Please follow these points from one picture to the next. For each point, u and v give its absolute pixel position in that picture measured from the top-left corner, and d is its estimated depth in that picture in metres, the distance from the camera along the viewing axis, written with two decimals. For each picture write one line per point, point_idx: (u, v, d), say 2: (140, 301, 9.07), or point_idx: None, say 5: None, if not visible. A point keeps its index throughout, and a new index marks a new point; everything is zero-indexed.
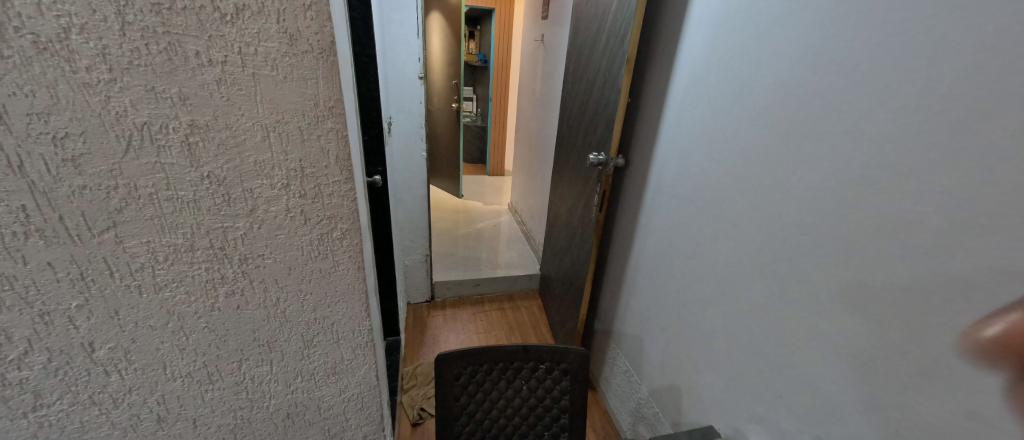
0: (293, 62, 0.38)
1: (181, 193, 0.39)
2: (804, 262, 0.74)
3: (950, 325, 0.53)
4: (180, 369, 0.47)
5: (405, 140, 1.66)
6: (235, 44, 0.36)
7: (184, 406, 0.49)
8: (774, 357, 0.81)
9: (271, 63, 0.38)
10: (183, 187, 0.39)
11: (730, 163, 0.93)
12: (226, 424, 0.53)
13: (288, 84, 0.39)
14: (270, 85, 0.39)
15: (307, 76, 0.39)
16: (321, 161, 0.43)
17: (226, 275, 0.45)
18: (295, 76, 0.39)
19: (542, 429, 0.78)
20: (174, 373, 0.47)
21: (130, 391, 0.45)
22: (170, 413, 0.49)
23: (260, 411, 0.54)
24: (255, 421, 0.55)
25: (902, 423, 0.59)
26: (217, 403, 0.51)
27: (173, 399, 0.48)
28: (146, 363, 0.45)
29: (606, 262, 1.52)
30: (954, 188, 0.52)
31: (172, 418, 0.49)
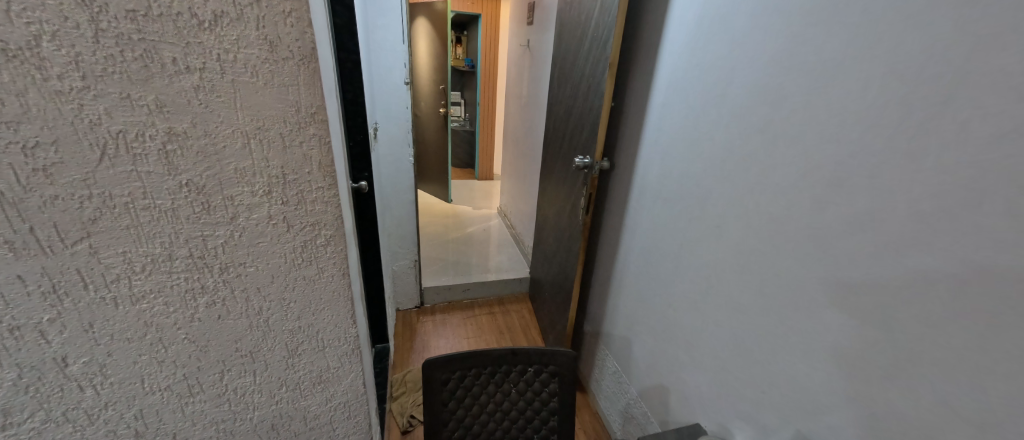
0: (273, 68, 0.39)
1: (159, 202, 0.39)
2: (783, 260, 0.76)
3: (921, 316, 0.55)
4: (159, 382, 0.46)
5: (392, 146, 1.65)
6: (214, 50, 0.36)
7: (164, 420, 0.48)
8: (757, 353, 0.82)
9: (251, 69, 0.38)
10: (162, 195, 0.38)
11: (710, 164, 0.95)
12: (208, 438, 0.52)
13: (268, 91, 0.39)
14: (251, 92, 0.39)
15: (288, 82, 0.40)
16: (304, 168, 0.43)
17: (207, 285, 0.44)
18: (275, 83, 0.39)
19: (532, 432, 0.78)
20: (153, 387, 0.46)
21: (106, 406, 0.44)
22: (149, 428, 0.47)
23: (241, 426, 0.54)
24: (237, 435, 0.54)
25: (879, 413, 0.60)
26: (198, 416, 0.50)
27: (152, 414, 0.47)
28: (123, 377, 0.44)
29: (594, 264, 1.53)
30: (920, 186, 0.55)
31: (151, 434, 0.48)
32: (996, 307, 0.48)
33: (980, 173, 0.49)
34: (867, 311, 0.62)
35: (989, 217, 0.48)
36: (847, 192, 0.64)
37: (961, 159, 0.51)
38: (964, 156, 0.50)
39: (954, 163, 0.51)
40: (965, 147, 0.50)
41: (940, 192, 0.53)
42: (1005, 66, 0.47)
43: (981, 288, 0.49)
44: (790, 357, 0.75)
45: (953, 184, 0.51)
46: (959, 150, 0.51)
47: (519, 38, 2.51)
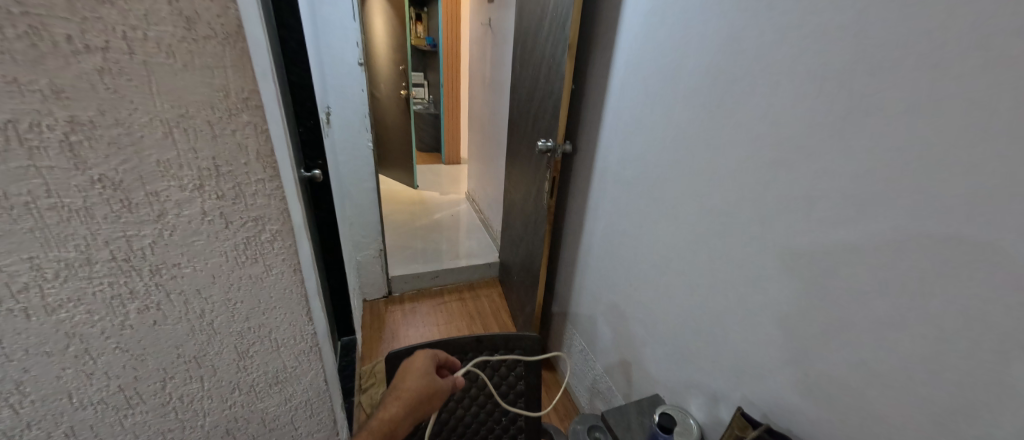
0: (192, 49, 0.35)
1: (68, 200, 0.35)
2: (734, 237, 0.80)
3: (856, 287, 0.60)
4: (91, 395, 0.43)
5: (348, 132, 1.57)
6: (119, 27, 0.33)
7: (101, 432, 0.46)
8: (709, 326, 0.87)
9: (166, 48, 0.34)
10: (70, 193, 0.35)
11: (667, 146, 0.97)
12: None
13: (188, 74, 0.35)
14: (168, 73, 0.35)
15: (212, 64, 0.36)
16: (239, 158, 0.40)
17: (137, 288, 0.41)
18: (196, 65, 0.35)
19: (500, 413, 0.80)
20: (84, 401, 0.43)
21: (28, 424, 0.42)
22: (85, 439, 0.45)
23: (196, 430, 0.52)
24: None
25: (817, 376, 0.66)
26: (143, 426, 0.48)
27: (87, 428, 0.45)
28: (49, 393, 0.41)
29: (559, 246, 1.55)
30: (858, 167, 0.58)
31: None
32: (922, 274, 0.53)
33: (908, 151, 0.53)
34: (810, 284, 0.67)
35: (919, 195, 0.52)
36: (791, 172, 0.68)
37: (892, 137, 0.54)
38: (894, 135, 0.54)
39: (886, 142, 0.55)
40: (895, 126, 0.54)
41: (872, 169, 0.57)
42: (936, 50, 0.49)
43: (909, 257, 0.54)
44: (740, 329, 0.80)
45: (884, 162, 0.55)
46: (889, 129, 0.54)
47: (481, 16, 2.42)
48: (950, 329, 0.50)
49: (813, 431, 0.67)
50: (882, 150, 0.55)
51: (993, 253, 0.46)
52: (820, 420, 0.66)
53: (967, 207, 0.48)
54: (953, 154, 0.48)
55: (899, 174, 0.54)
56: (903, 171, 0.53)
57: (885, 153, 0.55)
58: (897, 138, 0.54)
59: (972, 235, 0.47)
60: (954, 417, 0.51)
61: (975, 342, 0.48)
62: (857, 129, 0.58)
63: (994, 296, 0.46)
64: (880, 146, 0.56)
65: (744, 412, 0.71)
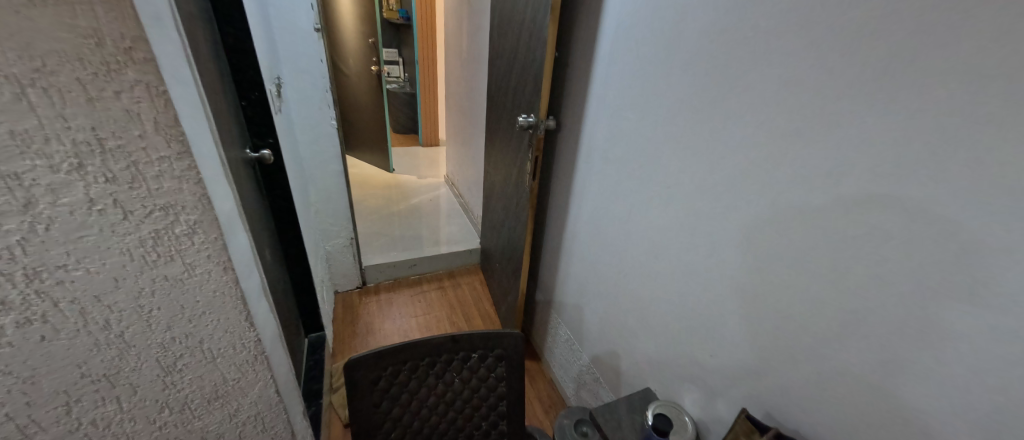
0: None
1: None
2: (733, 220, 0.73)
3: (867, 273, 0.54)
4: None
5: (307, 108, 1.43)
6: None
7: None
8: (705, 316, 0.81)
9: None
10: None
11: (660, 120, 0.89)
12: None
13: (43, 16, 0.34)
14: (6, 12, 0.33)
15: (76, 6, 0.35)
16: (132, 129, 0.41)
17: (9, 298, 0.39)
18: (55, 5, 0.34)
19: (479, 420, 0.72)
20: None
21: None
22: None
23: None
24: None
25: (819, 371, 0.61)
26: None
27: None
28: None
29: (543, 232, 1.47)
30: (876, 138, 0.51)
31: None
32: (947, 259, 0.46)
33: (937, 118, 0.46)
34: (816, 270, 0.60)
35: (954, 167, 0.45)
36: (799, 145, 0.61)
37: (918, 103, 0.47)
38: (920, 100, 0.47)
39: (911, 109, 0.48)
40: (921, 90, 0.47)
41: (892, 140, 0.50)
42: None
43: (933, 240, 0.47)
44: (738, 319, 0.74)
45: (907, 131, 0.48)
46: (913, 94, 0.47)
47: None
48: (978, 320, 0.44)
49: (817, 430, 0.62)
50: (904, 118, 0.48)
51: None
52: (825, 419, 0.61)
53: (1009, 181, 0.41)
54: (1001, 117, 0.41)
55: (925, 144, 0.47)
56: (929, 141, 0.47)
57: (908, 121, 0.48)
58: (924, 104, 0.47)
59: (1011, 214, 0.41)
60: (980, 418, 0.45)
61: (1009, 335, 0.42)
62: (876, 95, 0.51)
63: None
64: (903, 113, 0.49)
65: (748, 414, 0.65)
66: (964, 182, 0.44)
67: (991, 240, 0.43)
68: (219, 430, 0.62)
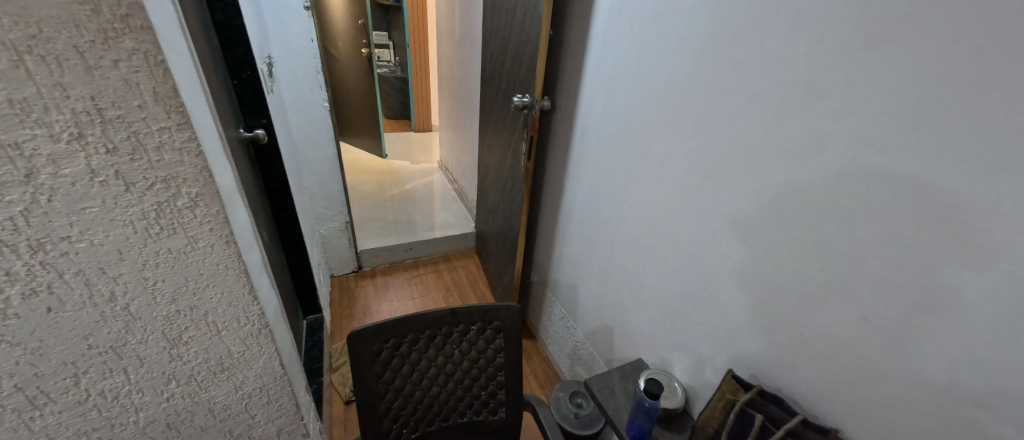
0: None
1: None
2: (723, 194, 0.75)
3: (847, 240, 0.57)
4: None
5: (297, 90, 1.42)
6: None
7: None
8: (696, 288, 0.84)
9: None
10: None
11: (654, 98, 0.90)
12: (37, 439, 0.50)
13: None
14: None
15: None
16: (131, 99, 0.40)
17: (13, 270, 0.41)
18: None
19: (479, 390, 0.75)
20: None
21: None
22: None
23: (102, 415, 0.54)
24: (124, 424, 0.56)
25: (801, 335, 0.64)
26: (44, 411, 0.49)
27: None
28: None
29: (538, 213, 1.49)
30: (862, 109, 0.53)
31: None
32: (928, 224, 0.48)
33: (928, 85, 0.46)
34: (804, 240, 0.62)
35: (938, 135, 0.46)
36: (785, 118, 0.62)
37: (911, 71, 0.47)
38: (914, 69, 0.47)
39: (906, 77, 0.48)
40: (915, 57, 0.47)
41: (884, 108, 0.50)
42: None
43: (916, 205, 0.48)
44: (726, 289, 0.77)
45: (899, 99, 0.49)
46: (908, 62, 0.48)
47: None
48: (954, 283, 0.46)
49: (798, 391, 0.66)
50: (896, 88, 0.49)
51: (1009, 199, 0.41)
52: (804, 381, 0.64)
53: (993, 148, 0.42)
54: (986, 86, 0.42)
55: (915, 111, 0.47)
56: (920, 108, 0.47)
57: (900, 89, 0.49)
58: (917, 73, 0.47)
59: (995, 178, 0.42)
60: (951, 377, 0.47)
61: (979, 296, 0.44)
62: (869, 64, 0.51)
63: (1009, 244, 0.41)
64: (896, 82, 0.49)
65: (734, 375, 0.69)
66: (951, 149, 0.45)
67: (972, 204, 0.44)
68: (224, 402, 0.64)
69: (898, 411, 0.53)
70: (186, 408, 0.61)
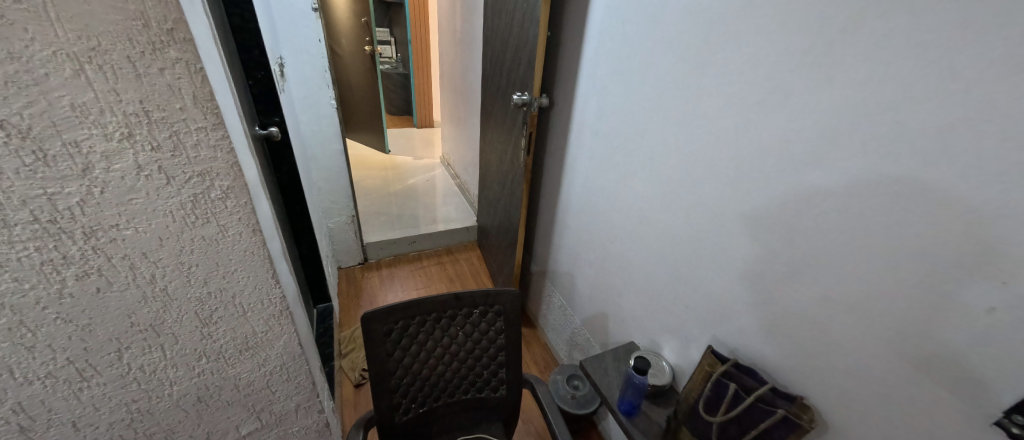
0: None
1: None
2: (707, 186, 0.81)
3: (819, 228, 0.61)
4: (43, 357, 0.50)
5: (306, 88, 1.47)
6: None
7: (52, 389, 0.53)
8: (683, 275, 0.90)
9: None
10: None
11: (646, 95, 0.94)
12: (86, 406, 0.57)
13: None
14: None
15: None
16: (174, 103, 0.45)
17: (70, 254, 0.46)
18: None
19: (482, 368, 0.81)
20: (34, 363, 0.50)
21: None
22: (30, 400, 0.52)
23: (141, 387, 0.60)
24: (160, 397, 0.62)
25: (777, 316, 0.70)
26: (91, 382, 0.55)
27: (37, 379, 0.51)
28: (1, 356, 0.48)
29: (536, 206, 1.54)
30: (836, 107, 0.57)
31: (33, 410, 0.53)
32: (893, 212, 0.52)
33: (896, 84, 0.50)
34: (782, 227, 0.67)
35: (902, 132, 0.50)
36: (766, 115, 0.67)
37: (882, 72, 0.52)
38: (884, 70, 0.51)
39: (877, 78, 0.52)
40: (884, 59, 0.51)
41: (857, 106, 0.55)
42: None
43: (884, 194, 0.53)
44: (711, 275, 0.82)
45: (870, 97, 0.53)
46: (879, 64, 0.52)
47: None
48: (915, 266, 0.51)
49: (774, 367, 0.71)
50: (867, 86, 0.53)
51: (968, 189, 0.45)
52: (779, 356, 0.70)
53: (951, 144, 0.46)
54: (946, 88, 0.46)
55: (884, 109, 0.52)
56: (889, 105, 0.51)
57: (870, 88, 0.53)
58: (887, 73, 0.51)
59: (945, 167, 0.47)
60: (910, 349, 0.52)
61: (935, 278, 0.49)
62: (845, 66, 0.56)
63: (964, 229, 0.46)
64: (868, 82, 0.53)
65: (712, 350, 0.76)
66: (911, 142, 0.49)
67: (933, 193, 0.48)
68: (249, 378, 0.69)
69: (856, 379, 0.58)
70: (214, 383, 0.66)
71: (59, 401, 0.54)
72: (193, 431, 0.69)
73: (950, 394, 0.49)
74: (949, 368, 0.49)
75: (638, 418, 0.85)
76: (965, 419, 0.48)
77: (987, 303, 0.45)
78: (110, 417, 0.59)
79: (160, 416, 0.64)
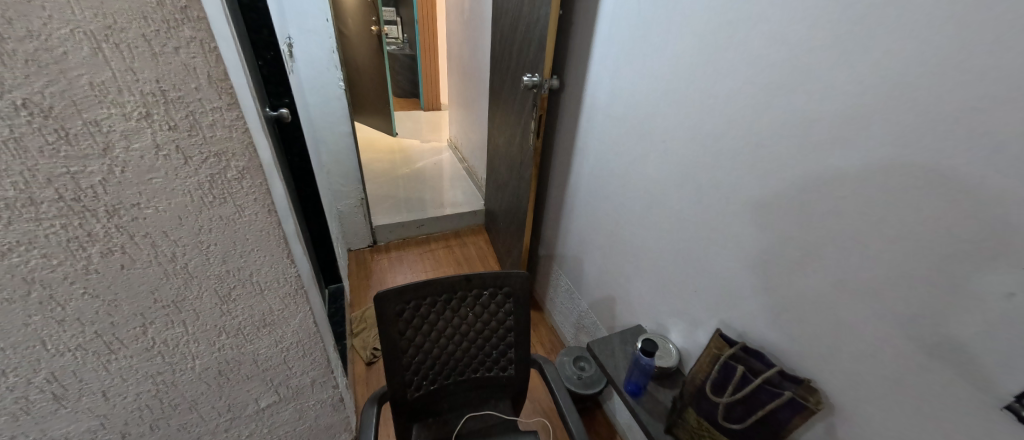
0: None
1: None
2: (720, 170, 0.79)
3: (836, 213, 0.60)
4: (69, 330, 0.52)
5: (314, 69, 1.46)
6: None
7: (81, 362, 0.55)
8: (692, 259, 0.90)
9: None
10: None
11: (659, 76, 0.92)
12: (113, 378, 0.59)
13: None
14: None
15: None
16: (189, 82, 0.45)
17: (94, 231, 0.48)
18: None
19: (490, 348, 0.82)
20: (60, 337, 0.52)
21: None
22: (61, 371, 0.55)
23: (165, 361, 0.62)
24: (183, 370, 0.65)
25: (790, 301, 0.69)
26: (117, 355, 0.58)
27: (67, 350, 0.54)
28: (32, 328, 0.50)
29: (546, 190, 1.54)
30: (855, 89, 0.55)
31: (66, 379, 0.56)
32: (916, 199, 0.51)
33: (920, 64, 0.48)
34: (797, 213, 0.66)
35: (928, 115, 0.48)
36: (785, 96, 0.65)
37: (906, 48, 0.49)
38: (906, 49, 0.49)
39: (900, 57, 0.50)
40: (912, 37, 0.49)
41: (878, 88, 0.53)
42: None
43: (907, 181, 0.51)
44: (722, 259, 0.82)
45: (895, 77, 0.51)
46: (906, 42, 0.49)
47: None
48: (938, 254, 0.49)
49: (784, 352, 0.71)
50: (886, 66, 0.52)
51: (996, 175, 0.43)
52: (791, 341, 0.70)
53: (980, 128, 0.44)
54: (972, 69, 0.44)
55: (904, 90, 0.50)
56: (909, 86, 0.49)
57: (894, 68, 0.51)
58: (912, 52, 0.49)
59: (969, 150, 0.45)
60: (926, 337, 0.52)
61: (957, 265, 0.48)
62: (869, 44, 0.53)
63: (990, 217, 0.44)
64: (887, 62, 0.51)
65: (721, 334, 0.77)
66: (933, 124, 0.48)
67: (959, 179, 0.46)
68: (267, 354, 0.72)
69: (866, 364, 0.59)
70: (234, 358, 0.69)
71: (87, 372, 0.57)
72: (215, 403, 0.72)
73: (961, 379, 0.49)
74: (962, 354, 0.48)
75: (643, 397, 0.88)
76: (975, 403, 0.48)
77: (1008, 290, 0.44)
78: (138, 389, 0.62)
79: (185, 388, 0.67)
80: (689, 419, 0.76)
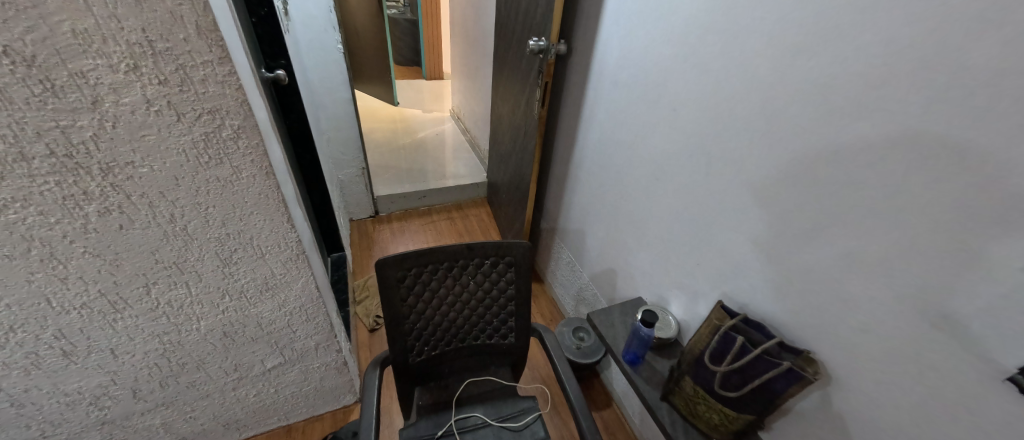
0: None
1: None
2: (728, 140, 0.77)
3: (843, 185, 0.59)
4: (74, 289, 0.57)
5: (311, 30, 1.41)
6: None
7: (88, 319, 0.61)
8: (696, 232, 0.89)
9: None
10: None
11: (669, 40, 0.87)
12: (120, 335, 0.65)
13: None
14: None
15: None
16: (177, 33, 0.45)
17: (89, 190, 0.50)
18: None
19: (492, 316, 0.83)
20: (62, 295, 0.57)
21: (11, 312, 0.56)
22: (69, 327, 0.61)
23: (170, 321, 0.68)
24: (188, 330, 0.71)
25: (793, 274, 0.69)
26: (121, 313, 0.63)
27: (72, 307, 0.59)
28: (38, 284, 0.55)
29: (550, 161, 1.51)
30: (868, 51, 0.53)
31: (74, 336, 0.62)
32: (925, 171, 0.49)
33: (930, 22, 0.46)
34: (803, 184, 0.65)
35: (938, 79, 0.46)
36: (799, 60, 0.62)
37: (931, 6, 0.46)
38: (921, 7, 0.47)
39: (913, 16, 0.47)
40: None
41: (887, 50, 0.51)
42: None
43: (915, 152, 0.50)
44: (727, 232, 0.81)
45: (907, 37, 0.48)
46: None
47: None
48: (942, 227, 0.48)
49: (786, 324, 0.71)
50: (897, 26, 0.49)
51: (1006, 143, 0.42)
52: (792, 314, 0.70)
53: (993, 92, 0.42)
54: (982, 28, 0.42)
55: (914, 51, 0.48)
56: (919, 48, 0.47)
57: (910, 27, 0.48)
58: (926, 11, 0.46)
59: (988, 117, 0.43)
60: (926, 309, 0.51)
61: (959, 236, 0.47)
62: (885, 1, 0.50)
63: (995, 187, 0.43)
64: (895, 21, 0.49)
65: (722, 305, 0.77)
66: (949, 89, 0.45)
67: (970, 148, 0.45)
68: (271, 316, 0.76)
69: (868, 336, 0.59)
70: (238, 319, 0.74)
71: (94, 328, 0.63)
72: (222, 362, 0.79)
73: (965, 352, 0.48)
74: (966, 327, 0.48)
75: (641, 366, 0.90)
76: (977, 375, 0.48)
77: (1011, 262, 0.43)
78: (145, 346, 0.69)
79: (191, 347, 0.73)
80: (686, 387, 0.77)
